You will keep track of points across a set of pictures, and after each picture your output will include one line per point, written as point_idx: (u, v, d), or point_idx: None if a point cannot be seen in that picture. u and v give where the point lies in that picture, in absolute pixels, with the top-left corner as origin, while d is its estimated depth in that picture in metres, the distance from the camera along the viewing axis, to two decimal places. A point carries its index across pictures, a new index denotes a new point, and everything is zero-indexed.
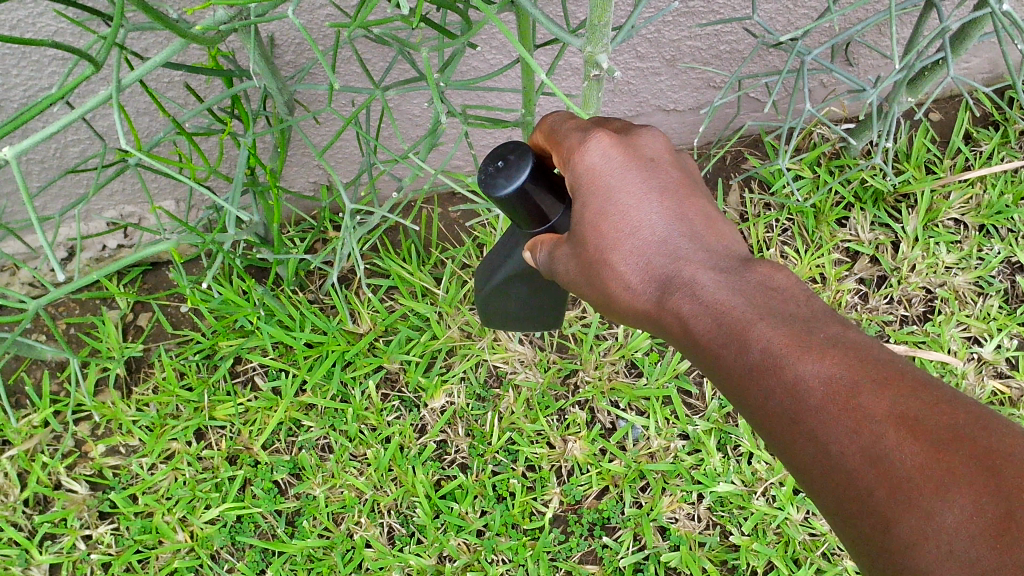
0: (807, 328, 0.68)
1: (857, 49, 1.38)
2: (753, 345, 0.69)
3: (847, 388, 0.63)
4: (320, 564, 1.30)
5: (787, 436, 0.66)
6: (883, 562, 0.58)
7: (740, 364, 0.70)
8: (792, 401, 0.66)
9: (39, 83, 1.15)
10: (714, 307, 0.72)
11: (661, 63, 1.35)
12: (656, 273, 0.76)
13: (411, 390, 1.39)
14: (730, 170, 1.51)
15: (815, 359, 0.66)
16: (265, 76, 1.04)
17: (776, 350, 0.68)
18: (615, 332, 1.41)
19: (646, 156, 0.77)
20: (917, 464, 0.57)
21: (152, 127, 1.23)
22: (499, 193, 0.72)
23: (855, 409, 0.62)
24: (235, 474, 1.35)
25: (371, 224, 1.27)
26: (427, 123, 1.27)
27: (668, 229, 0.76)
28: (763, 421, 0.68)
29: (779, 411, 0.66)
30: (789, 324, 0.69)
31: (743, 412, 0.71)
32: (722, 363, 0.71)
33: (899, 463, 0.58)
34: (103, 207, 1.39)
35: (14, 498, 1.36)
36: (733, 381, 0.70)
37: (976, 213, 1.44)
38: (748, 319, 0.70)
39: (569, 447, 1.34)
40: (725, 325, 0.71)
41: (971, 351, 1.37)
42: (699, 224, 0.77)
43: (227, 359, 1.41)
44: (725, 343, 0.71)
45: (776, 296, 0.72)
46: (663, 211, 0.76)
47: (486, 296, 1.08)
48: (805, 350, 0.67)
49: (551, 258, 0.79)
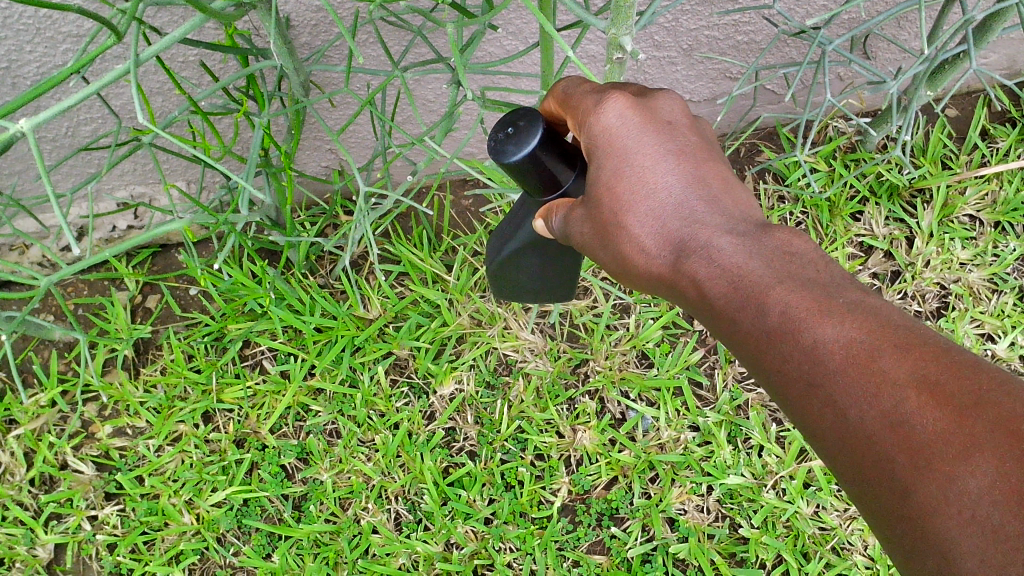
0: (827, 291, 0.68)
1: (876, 42, 1.37)
2: (770, 310, 0.69)
3: (867, 351, 0.63)
4: (326, 549, 1.30)
5: (806, 400, 0.66)
6: (903, 528, 0.58)
7: (759, 327, 0.69)
8: (811, 365, 0.66)
9: (53, 60, 1.14)
10: (730, 271, 0.72)
11: (678, 53, 1.34)
12: (673, 236, 0.75)
13: (421, 376, 1.39)
14: (744, 162, 1.50)
15: (835, 323, 0.66)
16: (282, 53, 1.02)
17: (796, 315, 0.67)
18: (627, 323, 1.40)
19: (663, 119, 0.76)
20: (938, 428, 0.57)
21: (166, 107, 1.22)
22: (509, 160, 0.72)
23: (874, 372, 0.62)
24: (242, 457, 1.35)
25: (385, 209, 1.26)
26: (443, 107, 1.26)
27: (685, 192, 0.75)
28: (781, 386, 0.68)
29: (797, 375, 0.67)
30: (809, 288, 0.69)
31: (762, 378, 0.71)
32: (739, 328, 0.71)
33: (920, 428, 0.58)
34: (114, 187, 1.39)
35: (20, 477, 1.36)
36: (751, 346, 0.70)
37: (991, 210, 1.43)
38: (766, 283, 0.70)
39: (578, 436, 1.33)
40: (742, 289, 0.71)
41: (984, 348, 1.36)
42: (716, 187, 0.76)
43: (236, 342, 1.40)
44: (741, 307, 0.71)
45: (791, 258, 0.72)
46: (680, 174, 0.75)
47: (500, 268, 1.08)
48: (824, 313, 0.66)
49: (566, 222, 0.78)
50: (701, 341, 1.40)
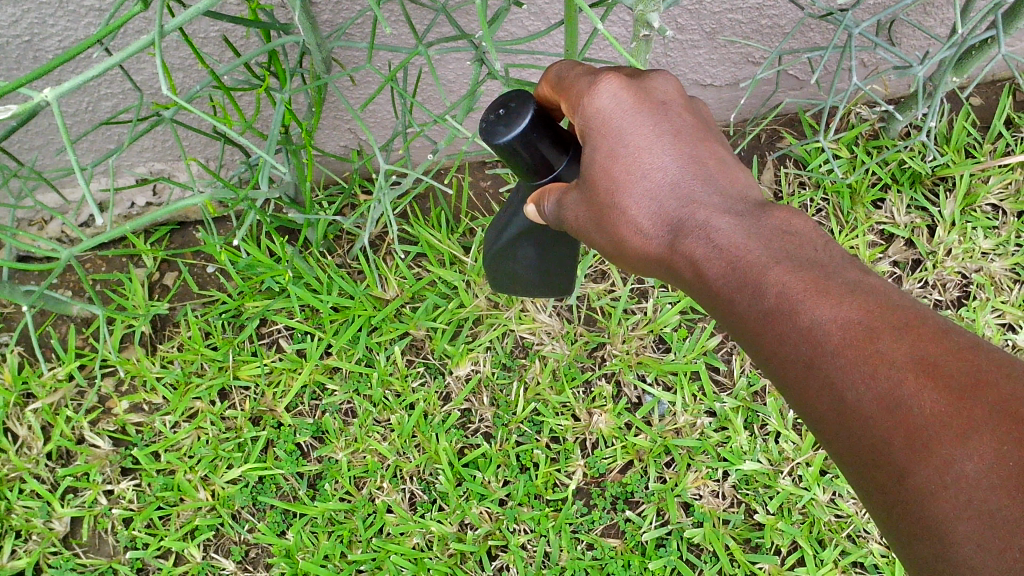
0: (825, 273, 0.67)
1: (901, 28, 1.36)
2: (767, 290, 0.68)
3: (865, 333, 0.62)
4: (341, 527, 1.30)
5: (803, 383, 0.64)
6: (899, 512, 0.57)
7: (755, 309, 0.68)
8: (808, 347, 0.64)
9: (74, 34, 1.14)
10: (728, 251, 0.71)
11: (700, 37, 1.32)
12: (670, 216, 0.74)
13: (437, 357, 1.39)
14: (765, 149, 1.49)
15: (831, 304, 0.64)
16: (307, 29, 1.01)
17: (793, 295, 0.66)
18: (645, 307, 1.40)
19: (657, 99, 0.75)
20: (937, 411, 0.56)
21: (187, 84, 1.22)
22: (500, 141, 0.71)
23: (872, 354, 0.61)
24: (258, 434, 1.35)
25: (404, 187, 1.26)
26: (463, 88, 1.27)
27: (682, 172, 0.74)
28: (778, 369, 0.67)
29: (794, 358, 0.65)
30: (807, 269, 0.68)
31: (758, 360, 0.70)
32: (736, 309, 0.70)
33: (917, 410, 0.57)
34: (134, 163, 1.40)
35: (37, 451, 1.36)
36: (747, 329, 0.69)
37: (1015, 199, 1.42)
38: (763, 264, 0.69)
39: (593, 419, 1.33)
40: (740, 268, 0.70)
41: (1005, 338, 1.35)
42: (712, 167, 0.75)
43: (253, 320, 1.40)
44: (738, 288, 0.70)
45: (792, 239, 0.71)
46: (677, 154, 0.74)
47: (499, 258, 1.07)
48: (822, 293, 0.65)
49: (558, 205, 0.76)
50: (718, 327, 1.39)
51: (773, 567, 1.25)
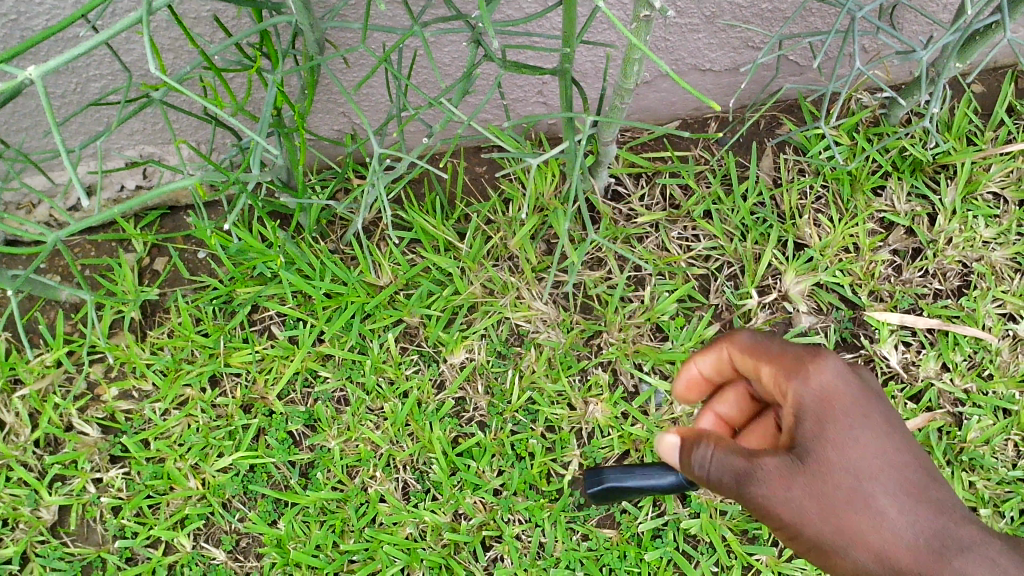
0: (862, 404, 0.90)
1: (904, 13, 1.33)
2: (812, 385, 0.88)
3: (876, 493, 0.87)
4: (332, 517, 1.28)
5: (838, 505, 0.86)
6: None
7: (805, 400, 0.88)
8: (854, 500, 0.86)
9: (62, 13, 1.11)
10: (777, 358, 0.93)
11: (700, 20, 1.30)
12: (749, 349, 0.97)
13: (431, 344, 1.37)
14: (764, 135, 1.47)
15: (854, 452, 0.87)
16: (299, 8, 0.99)
17: (831, 399, 0.88)
18: (642, 295, 1.38)
19: (770, 343, 0.95)
20: (918, 542, 0.87)
21: (177, 65, 1.20)
22: None
23: (874, 505, 0.87)
24: (249, 422, 1.33)
25: (398, 172, 1.23)
26: (459, 71, 1.24)
27: (753, 340, 0.98)
28: (823, 479, 0.85)
29: (835, 488, 0.85)
30: (845, 387, 0.89)
31: (806, 458, 0.86)
32: (796, 408, 0.88)
33: (901, 545, 0.87)
34: (124, 146, 1.38)
35: (25, 438, 1.34)
36: (806, 441, 0.87)
37: (1016, 187, 1.40)
38: (804, 367, 0.89)
39: (589, 409, 1.32)
40: (789, 367, 0.91)
41: (1006, 329, 1.33)
42: (772, 349, 0.95)
43: (245, 306, 1.38)
44: (790, 380, 0.90)
45: (789, 358, 0.92)
46: (750, 333, 0.98)
47: None
48: (845, 419, 0.87)
49: None
50: (716, 316, 1.38)
51: (770, 559, 1.25)
